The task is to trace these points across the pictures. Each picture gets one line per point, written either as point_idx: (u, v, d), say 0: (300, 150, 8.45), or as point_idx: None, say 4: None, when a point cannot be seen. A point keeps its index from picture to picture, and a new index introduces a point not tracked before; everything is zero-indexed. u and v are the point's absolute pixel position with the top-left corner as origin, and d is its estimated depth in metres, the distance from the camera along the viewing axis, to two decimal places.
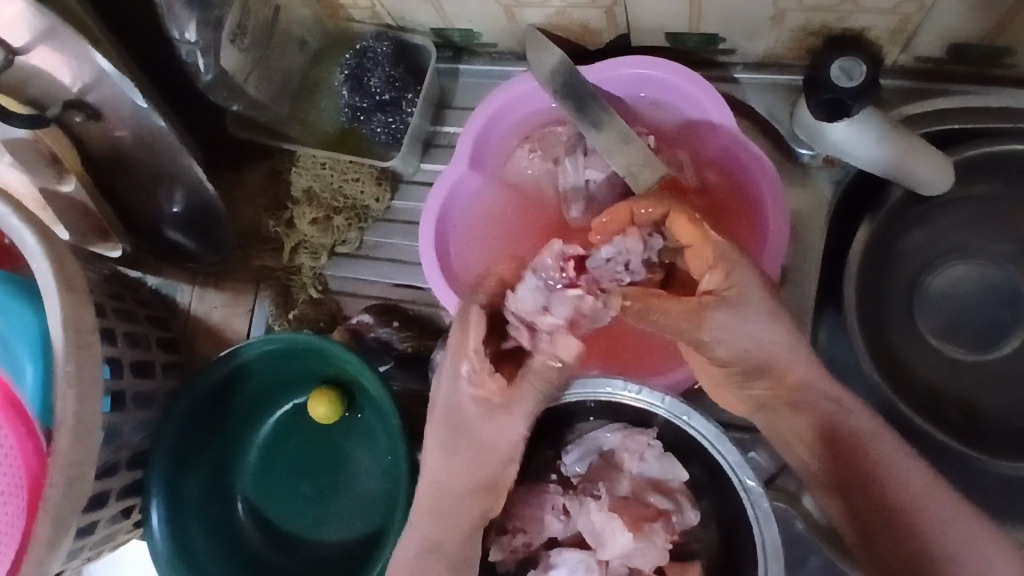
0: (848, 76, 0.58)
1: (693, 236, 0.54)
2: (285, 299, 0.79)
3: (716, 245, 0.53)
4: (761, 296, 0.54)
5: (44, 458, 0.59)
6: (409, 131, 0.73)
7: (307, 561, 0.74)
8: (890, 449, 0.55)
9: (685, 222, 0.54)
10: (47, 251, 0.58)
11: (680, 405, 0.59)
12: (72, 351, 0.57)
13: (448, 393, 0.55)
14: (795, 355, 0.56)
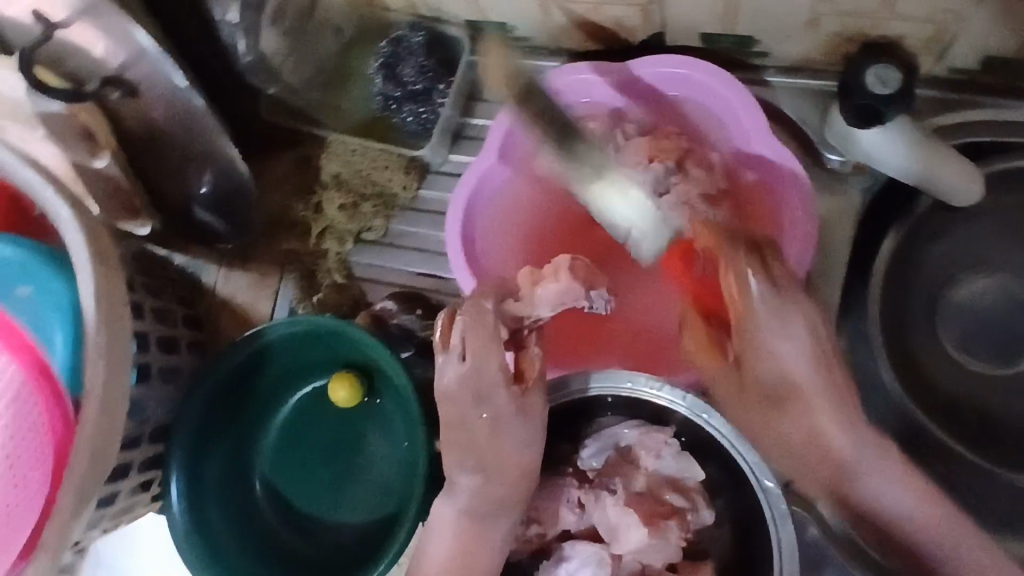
0: (883, 83, 0.58)
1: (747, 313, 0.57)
2: (309, 282, 0.80)
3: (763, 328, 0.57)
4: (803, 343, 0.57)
5: (70, 424, 0.58)
6: (438, 128, 0.74)
7: (323, 543, 0.75)
8: (903, 471, 0.57)
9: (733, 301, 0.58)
10: (80, 224, 0.59)
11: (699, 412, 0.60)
12: (104, 321, 0.58)
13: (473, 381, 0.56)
14: (824, 393, 0.57)
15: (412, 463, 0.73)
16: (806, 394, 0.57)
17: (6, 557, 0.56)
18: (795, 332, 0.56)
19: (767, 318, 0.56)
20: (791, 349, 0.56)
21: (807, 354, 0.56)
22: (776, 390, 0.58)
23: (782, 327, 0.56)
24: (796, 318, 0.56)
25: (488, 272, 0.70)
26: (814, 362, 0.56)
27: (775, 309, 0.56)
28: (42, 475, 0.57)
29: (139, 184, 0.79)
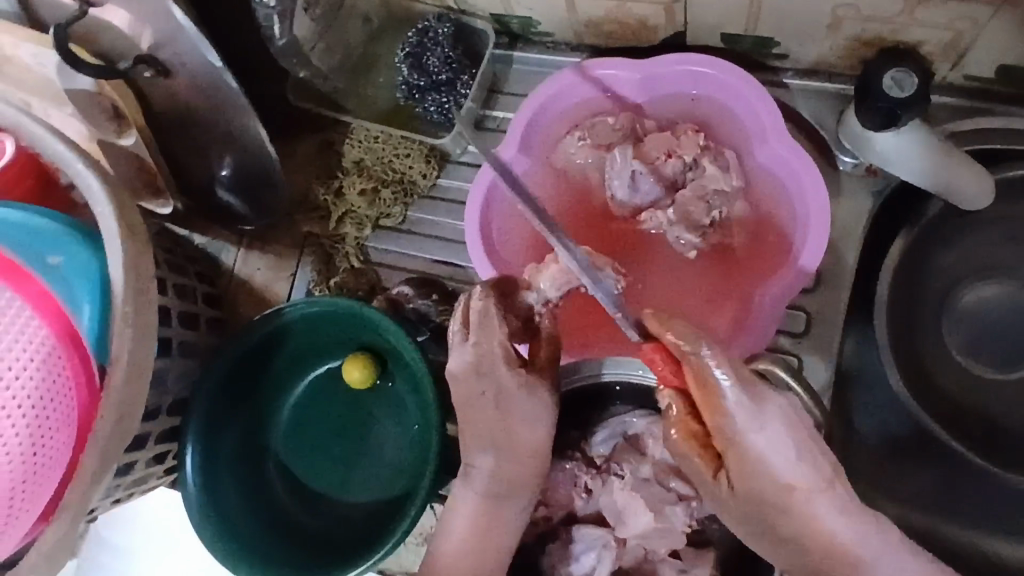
0: (900, 87, 0.60)
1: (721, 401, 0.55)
2: (327, 265, 0.81)
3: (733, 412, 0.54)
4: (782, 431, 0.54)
5: (95, 392, 0.60)
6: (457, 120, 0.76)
7: (331, 520, 0.77)
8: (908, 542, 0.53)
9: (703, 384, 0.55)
10: (110, 197, 0.60)
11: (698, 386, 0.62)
12: (132, 292, 0.60)
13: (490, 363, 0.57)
14: (825, 488, 0.54)
15: (422, 445, 0.75)
16: (802, 491, 0.54)
17: (27, 517, 0.58)
18: (776, 431, 0.53)
19: (744, 426, 0.53)
20: (773, 446, 0.53)
21: (792, 447, 0.54)
22: (767, 494, 0.54)
23: (761, 427, 0.53)
24: (777, 405, 0.54)
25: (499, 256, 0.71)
26: (801, 453, 0.54)
27: (757, 411, 0.53)
28: (65, 441, 0.59)
29: (162, 163, 0.80)
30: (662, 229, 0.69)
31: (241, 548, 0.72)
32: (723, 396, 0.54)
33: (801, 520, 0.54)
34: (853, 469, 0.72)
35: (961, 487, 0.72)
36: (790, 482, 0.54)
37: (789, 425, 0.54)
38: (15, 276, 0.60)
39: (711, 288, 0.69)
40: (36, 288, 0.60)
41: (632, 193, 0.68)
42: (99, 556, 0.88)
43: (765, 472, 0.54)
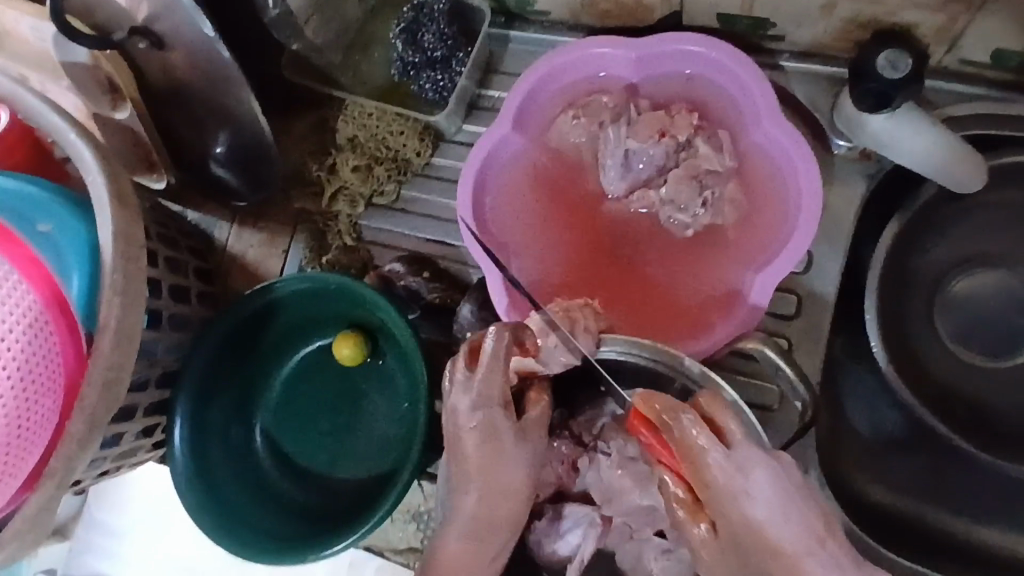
0: (894, 67, 0.60)
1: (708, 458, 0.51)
2: (320, 243, 0.82)
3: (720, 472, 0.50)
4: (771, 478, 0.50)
5: (82, 359, 0.59)
6: (451, 100, 0.76)
7: (317, 493, 0.77)
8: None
9: (694, 446, 0.51)
10: (101, 164, 0.60)
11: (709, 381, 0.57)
12: (121, 259, 0.59)
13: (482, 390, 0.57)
14: (816, 551, 0.48)
15: (411, 422, 0.75)
16: (790, 556, 0.48)
17: (10, 484, 0.57)
18: (764, 483, 0.50)
19: (729, 479, 0.50)
20: (763, 499, 0.50)
21: (780, 500, 0.50)
22: (752, 549, 0.49)
23: (747, 480, 0.50)
24: (764, 462, 0.50)
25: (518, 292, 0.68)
26: (791, 511, 0.49)
27: (737, 461, 0.50)
28: (51, 407, 0.58)
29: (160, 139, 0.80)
30: (653, 209, 0.69)
31: (230, 520, 0.72)
32: (703, 450, 0.51)
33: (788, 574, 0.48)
34: (840, 454, 0.72)
35: (948, 475, 0.72)
36: (779, 541, 0.49)
37: (777, 481, 0.50)
38: (6, 239, 0.59)
39: (702, 269, 0.68)
40: (23, 254, 0.59)
41: (624, 172, 0.68)
42: (89, 537, 0.91)
43: (755, 527, 0.49)
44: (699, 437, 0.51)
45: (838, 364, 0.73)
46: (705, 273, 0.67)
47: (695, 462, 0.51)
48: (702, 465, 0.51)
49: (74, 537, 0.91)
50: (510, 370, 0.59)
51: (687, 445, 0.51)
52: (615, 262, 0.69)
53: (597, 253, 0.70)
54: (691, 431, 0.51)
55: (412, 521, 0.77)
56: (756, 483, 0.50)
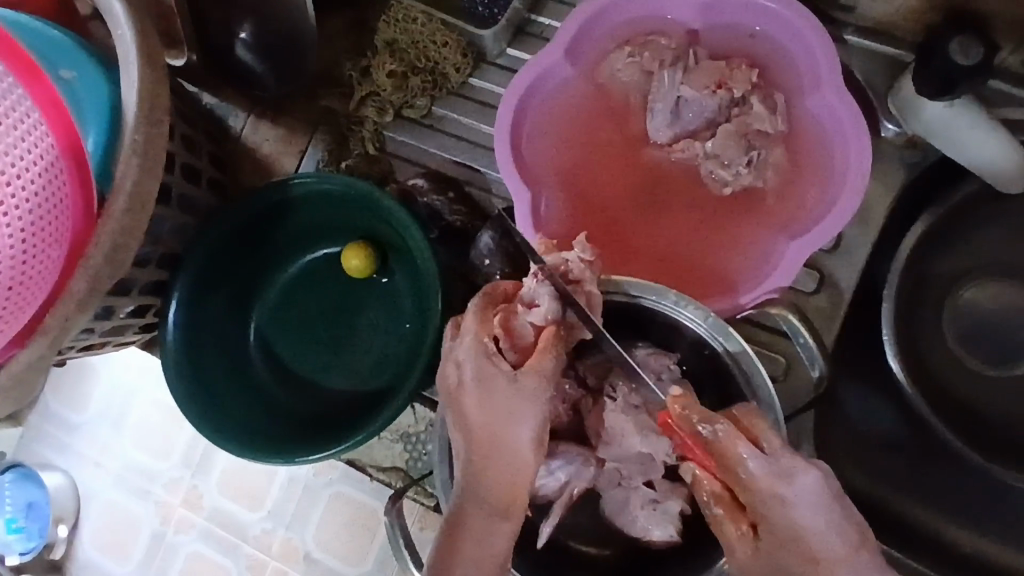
0: (965, 54, 0.58)
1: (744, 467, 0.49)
2: (340, 146, 0.79)
3: (759, 479, 0.49)
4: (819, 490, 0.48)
5: (90, 218, 0.55)
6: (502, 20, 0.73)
7: (308, 402, 0.76)
8: None
9: (730, 454, 0.50)
10: (131, 19, 0.55)
11: (753, 364, 0.57)
12: (142, 122, 0.56)
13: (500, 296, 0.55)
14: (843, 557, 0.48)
15: (411, 343, 0.74)
16: (826, 562, 0.48)
17: (5, 333, 0.54)
18: (810, 488, 0.48)
19: (771, 486, 0.49)
20: (808, 505, 0.48)
21: (821, 506, 0.48)
22: (792, 554, 0.48)
23: (791, 486, 0.48)
24: (810, 469, 0.49)
25: (547, 232, 0.67)
26: (834, 518, 0.48)
27: (780, 467, 0.49)
28: (54, 261, 0.55)
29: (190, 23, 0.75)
30: (695, 161, 0.67)
31: (216, 412, 0.70)
32: (742, 459, 0.49)
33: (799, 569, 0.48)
34: (835, 436, 0.72)
35: (931, 472, 0.73)
36: (818, 546, 0.48)
37: (822, 490, 0.49)
38: (29, 73, 0.52)
39: (734, 232, 0.66)
40: (46, 95, 0.53)
41: (672, 121, 0.66)
42: (41, 427, 0.96)
43: (799, 531, 0.48)
44: (739, 447, 0.50)
45: (850, 350, 0.73)
46: (737, 234, 0.66)
47: (732, 470, 0.50)
48: (738, 471, 0.50)
49: (28, 424, 0.96)
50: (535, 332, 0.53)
51: (723, 452, 0.50)
52: (645, 211, 0.68)
53: (632, 199, 0.68)
54: (729, 439, 0.50)
55: (399, 441, 0.77)
56: (801, 491, 0.48)
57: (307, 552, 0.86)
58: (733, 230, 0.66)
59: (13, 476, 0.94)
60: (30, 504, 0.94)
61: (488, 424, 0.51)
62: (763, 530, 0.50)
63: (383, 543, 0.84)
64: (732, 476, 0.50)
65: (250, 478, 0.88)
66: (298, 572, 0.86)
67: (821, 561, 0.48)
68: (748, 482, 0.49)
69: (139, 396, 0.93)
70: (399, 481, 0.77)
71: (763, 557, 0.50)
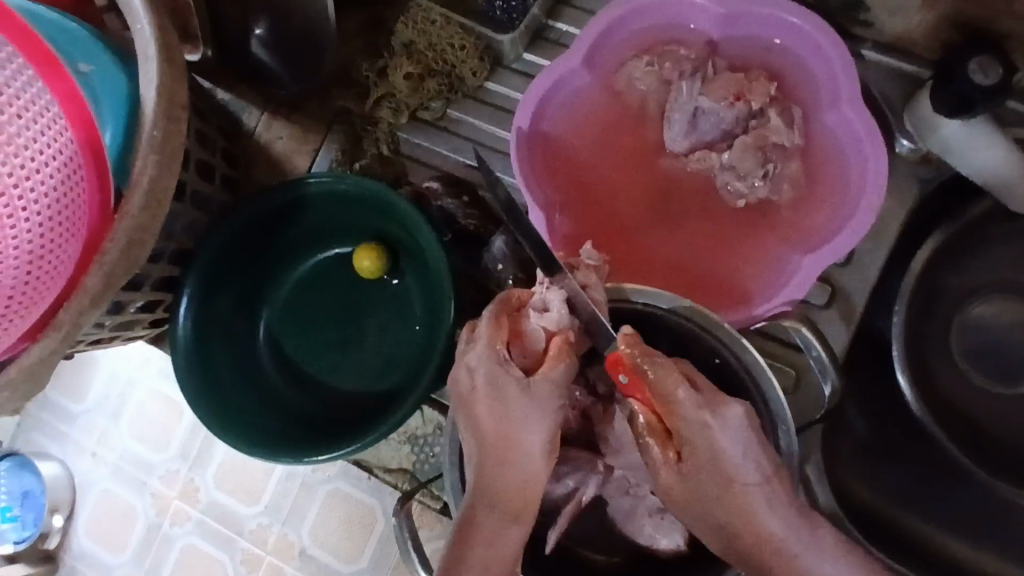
0: (984, 74, 0.58)
1: (680, 403, 0.50)
2: (354, 147, 0.79)
3: (693, 415, 0.50)
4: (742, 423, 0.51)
5: (106, 215, 0.54)
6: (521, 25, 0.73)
7: (316, 400, 0.76)
8: None
9: (671, 392, 0.50)
10: (150, 12, 0.55)
11: (766, 375, 0.57)
12: (161, 117, 0.55)
13: (514, 300, 0.54)
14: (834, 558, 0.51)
15: (422, 345, 0.73)
16: (743, 487, 0.51)
17: (15, 327, 0.54)
18: (735, 422, 0.51)
19: (701, 420, 0.50)
20: (730, 437, 0.51)
21: (744, 438, 0.51)
22: (712, 477, 0.52)
23: (719, 421, 0.50)
24: (736, 404, 0.51)
25: (560, 237, 0.67)
26: (752, 447, 0.51)
27: (710, 403, 0.50)
28: (70, 257, 0.54)
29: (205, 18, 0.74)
30: (711, 172, 0.67)
31: (224, 408, 0.70)
32: (680, 398, 0.50)
33: (736, 502, 0.52)
34: (841, 449, 0.73)
35: (936, 485, 0.73)
36: (736, 471, 0.51)
37: (745, 423, 0.51)
38: (49, 66, 0.52)
39: (747, 243, 0.67)
40: (66, 88, 0.52)
41: (689, 131, 0.66)
42: (39, 416, 0.96)
43: (719, 459, 0.51)
44: (677, 387, 0.50)
45: (859, 364, 0.73)
46: (750, 245, 0.66)
47: (669, 405, 0.51)
48: (673, 405, 0.51)
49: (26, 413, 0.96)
50: (546, 338, 0.53)
51: (664, 391, 0.50)
52: (658, 221, 0.68)
53: (646, 207, 0.68)
54: (669, 378, 0.50)
55: (406, 443, 0.77)
56: (728, 426, 0.51)
57: (303, 547, 0.85)
58: (747, 240, 0.67)
59: (8, 465, 0.94)
60: (25, 493, 0.94)
61: (502, 430, 0.51)
62: (689, 457, 0.52)
63: (380, 539, 0.83)
64: (668, 411, 0.51)
65: (249, 472, 0.88)
66: (295, 566, 0.86)
67: (738, 487, 0.51)
68: (683, 418, 0.51)
69: (137, 387, 0.93)
70: (406, 483, 0.78)
71: (686, 482, 0.52)
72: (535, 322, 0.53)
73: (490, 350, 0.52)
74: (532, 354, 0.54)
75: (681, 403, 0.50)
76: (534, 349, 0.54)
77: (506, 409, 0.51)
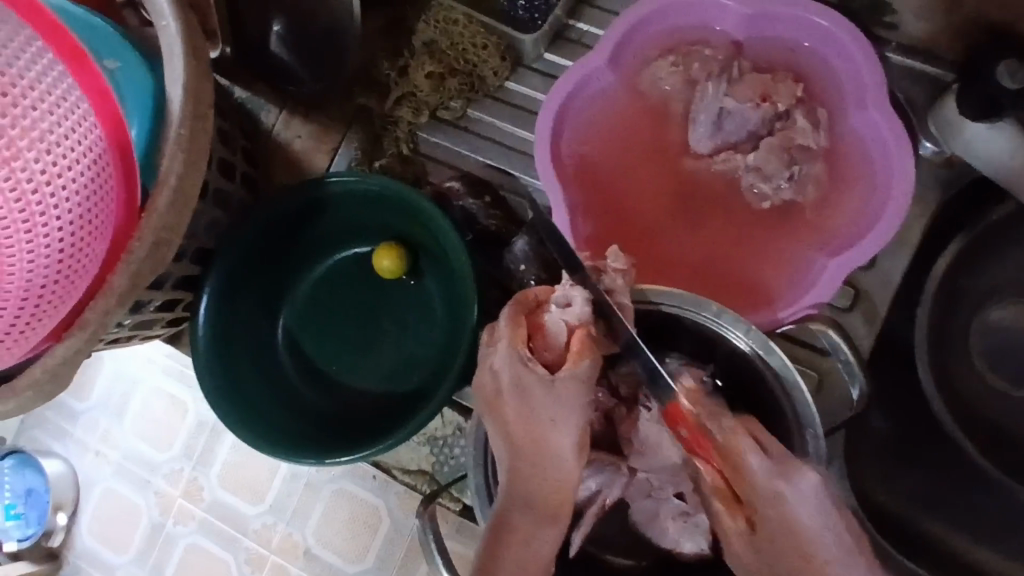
0: (1012, 78, 0.58)
1: (743, 459, 0.49)
2: (373, 146, 0.78)
3: (757, 472, 0.48)
4: (819, 493, 0.48)
5: (132, 214, 0.54)
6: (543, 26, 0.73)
7: (335, 400, 0.75)
8: None
9: (731, 446, 0.50)
10: (175, 8, 0.54)
11: (795, 380, 0.55)
12: (187, 115, 0.55)
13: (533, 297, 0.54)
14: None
15: (443, 346, 0.73)
16: (821, 562, 0.46)
17: (42, 326, 0.53)
18: (808, 489, 0.48)
19: (771, 483, 0.48)
20: (803, 505, 0.47)
21: (822, 510, 0.47)
22: (787, 551, 0.47)
23: (791, 485, 0.48)
24: (809, 470, 0.48)
25: (583, 237, 0.66)
26: (830, 520, 0.47)
27: (781, 466, 0.48)
28: (97, 256, 0.54)
29: (225, 16, 0.74)
30: (735, 173, 0.67)
31: (244, 409, 0.70)
32: (745, 454, 0.49)
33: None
34: (861, 452, 0.73)
35: (960, 492, 0.72)
36: (813, 545, 0.46)
37: (823, 494, 0.48)
38: (76, 61, 0.51)
39: (770, 245, 0.66)
40: (93, 84, 0.51)
41: (713, 132, 0.66)
42: (46, 414, 0.95)
43: (793, 530, 0.47)
44: (741, 443, 0.50)
45: (879, 367, 0.73)
46: (773, 247, 0.66)
47: (733, 462, 0.50)
48: (736, 462, 0.50)
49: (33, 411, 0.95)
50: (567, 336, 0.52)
51: (723, 444, 0.50)
52: (681, 223, 0.68)
53: (668, 209, 0.68)
54: (733, 434, 0.50)
55: (426, 444, 0.78)
56: (801, 493, 0.48)
57: (307, 548, 0.85)
58: (770, 242, 0.67)
59: (12, 463, 0.94)
60: (29, 491, 0.93)
61: (532, 433, 0.51)
62: (760, 527, 0.48)
63: (385, 538, 0.82)
64: (730, 467, 0.50)
65: (250, 468, 0.87)
66: (298, 567, 0.85)
67: (815, 560, 0.46)
68: (746, 474, 0.49)
69: (143, 384, 0.92)
70: (426, 485, 0.79)
71: (757, 554, 0.49)
72: (556, 319, 0.52)
73: (511, 351, 0.51)
74: (554, 353, 0.53)
75: (745, 458, 0.49)
76: (556, 347, 0.52)
77: (535, 413, 0.51)
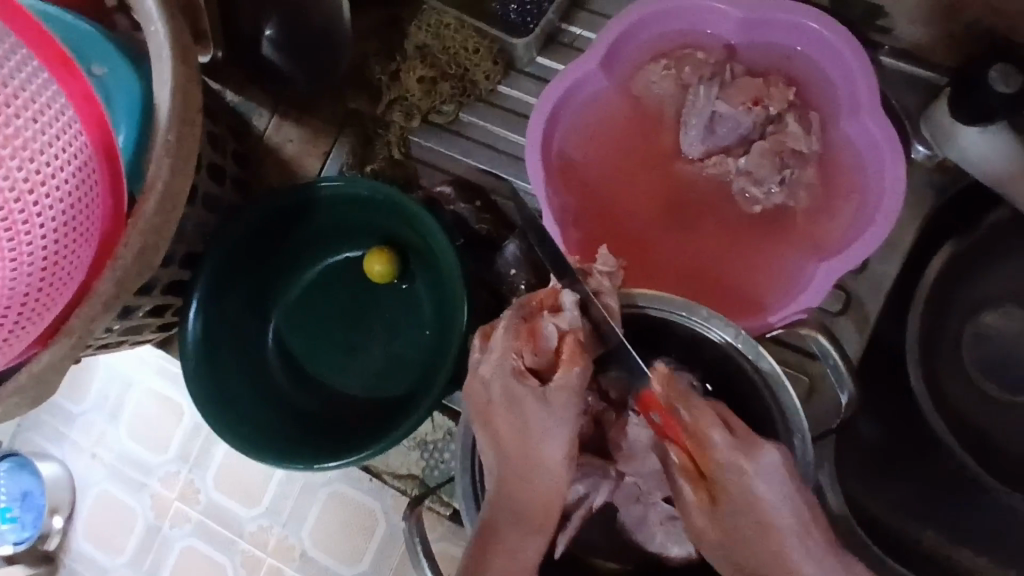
0: (1005, 82, 0.57)
1: (713, 442, 0.49)
2: (365, 149, 0.78)
3: (724, 452, 0.49)
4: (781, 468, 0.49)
5: (119, 220, 0.54)
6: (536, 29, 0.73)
7: (325, 405, 0.75)
8: None
9: (702, 429, 0.50)
10: (164, 13, 0.54)
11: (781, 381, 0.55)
12: (175, 119, 0.54)
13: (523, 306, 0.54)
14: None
15: (433, 350, 0.73)
16: (778, 531, 0.49)
17: (28, 332, 0.53)
18: (771, 465, 0.49)
19: (734, 458, 0.49)
20: (766, 481, 0.49)
21: (783, 484, 0.49)
22: (747, 522, 0.49)
23: (755, 464, 0.49)
24: (771, 447, 0.49)
25: (573, 242, 0.66)
26: (790, 494, 0.49)
27: (745, 443, 0.49)
28: (83, 262, 0.54)
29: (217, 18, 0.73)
30: (727, 177, 0.67)
31: (233, 414, 0.69)
32: (713, 436, 0.49)
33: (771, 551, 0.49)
34: (853, 456, 0.72)
35: (953, 498, 0.72)
36: (774, 519, 0.48)
37: (785, 470, 0.49)
38: (64, 67, 0.51)
39: (762, 250, 0.66)
40: (79, 87, 0.51)
41: (705, 136, 0.66)
42: (39, 417, 0.95)
43: (754, 503, 0.48)
44: (710, 426, 0.49)
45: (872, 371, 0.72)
46: (765, 251, 0.66)
47: (701, 442, 0.50)
48: (705, 444, 0.50)
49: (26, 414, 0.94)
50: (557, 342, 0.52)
51: (694, 426, 0.50)
52: (672, 226, 0.68)
53: (659, 212, 0.68)
54: (703, 417, 0.50)
55: (416, 449, 0.79)
56: (765, 470, 0.49)
57: (304, 549, 0.85)
58: (761, 246, 0.66)
59: (7, 465, 0.93)
60: (24, 493, 0.93)
61: (520, 439, 0.51)
62: (724, 501, 0.50)
63: (380, 541, 0.82)
64: (700, 451, 0.50)
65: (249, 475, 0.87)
66: (294, 568, 0.85)
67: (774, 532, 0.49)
68: (714, 455, 0.49)
69: (139, 388, 0.92)
70: (415, 489, 0.79)
71: (721, 529, 0.50)
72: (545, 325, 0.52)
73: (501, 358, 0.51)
74: (544, 361, 0.52)
75: (715, 440, 0.49)
76: (545, 355, 0.52)
77: (522, 418, 0.51)
